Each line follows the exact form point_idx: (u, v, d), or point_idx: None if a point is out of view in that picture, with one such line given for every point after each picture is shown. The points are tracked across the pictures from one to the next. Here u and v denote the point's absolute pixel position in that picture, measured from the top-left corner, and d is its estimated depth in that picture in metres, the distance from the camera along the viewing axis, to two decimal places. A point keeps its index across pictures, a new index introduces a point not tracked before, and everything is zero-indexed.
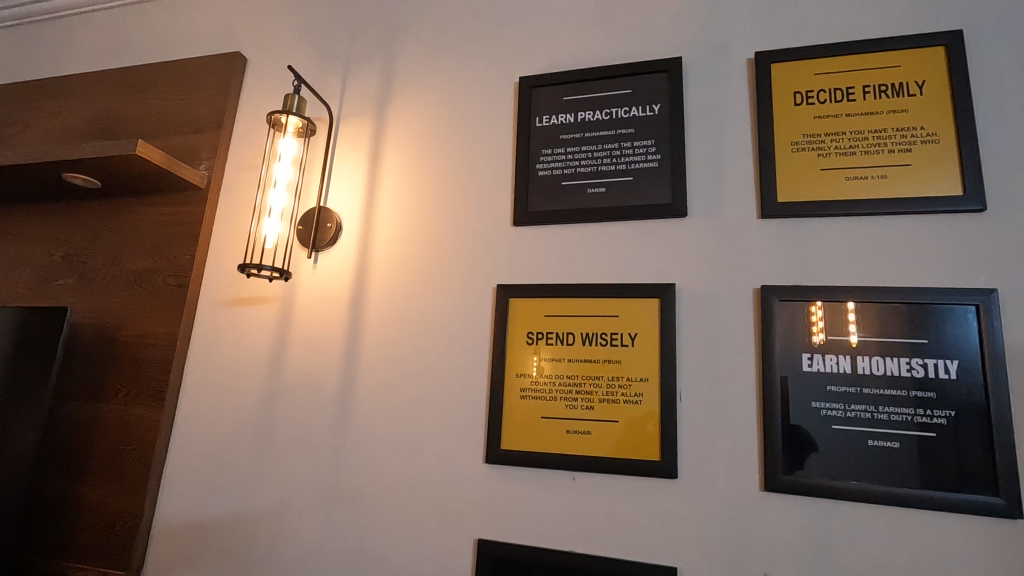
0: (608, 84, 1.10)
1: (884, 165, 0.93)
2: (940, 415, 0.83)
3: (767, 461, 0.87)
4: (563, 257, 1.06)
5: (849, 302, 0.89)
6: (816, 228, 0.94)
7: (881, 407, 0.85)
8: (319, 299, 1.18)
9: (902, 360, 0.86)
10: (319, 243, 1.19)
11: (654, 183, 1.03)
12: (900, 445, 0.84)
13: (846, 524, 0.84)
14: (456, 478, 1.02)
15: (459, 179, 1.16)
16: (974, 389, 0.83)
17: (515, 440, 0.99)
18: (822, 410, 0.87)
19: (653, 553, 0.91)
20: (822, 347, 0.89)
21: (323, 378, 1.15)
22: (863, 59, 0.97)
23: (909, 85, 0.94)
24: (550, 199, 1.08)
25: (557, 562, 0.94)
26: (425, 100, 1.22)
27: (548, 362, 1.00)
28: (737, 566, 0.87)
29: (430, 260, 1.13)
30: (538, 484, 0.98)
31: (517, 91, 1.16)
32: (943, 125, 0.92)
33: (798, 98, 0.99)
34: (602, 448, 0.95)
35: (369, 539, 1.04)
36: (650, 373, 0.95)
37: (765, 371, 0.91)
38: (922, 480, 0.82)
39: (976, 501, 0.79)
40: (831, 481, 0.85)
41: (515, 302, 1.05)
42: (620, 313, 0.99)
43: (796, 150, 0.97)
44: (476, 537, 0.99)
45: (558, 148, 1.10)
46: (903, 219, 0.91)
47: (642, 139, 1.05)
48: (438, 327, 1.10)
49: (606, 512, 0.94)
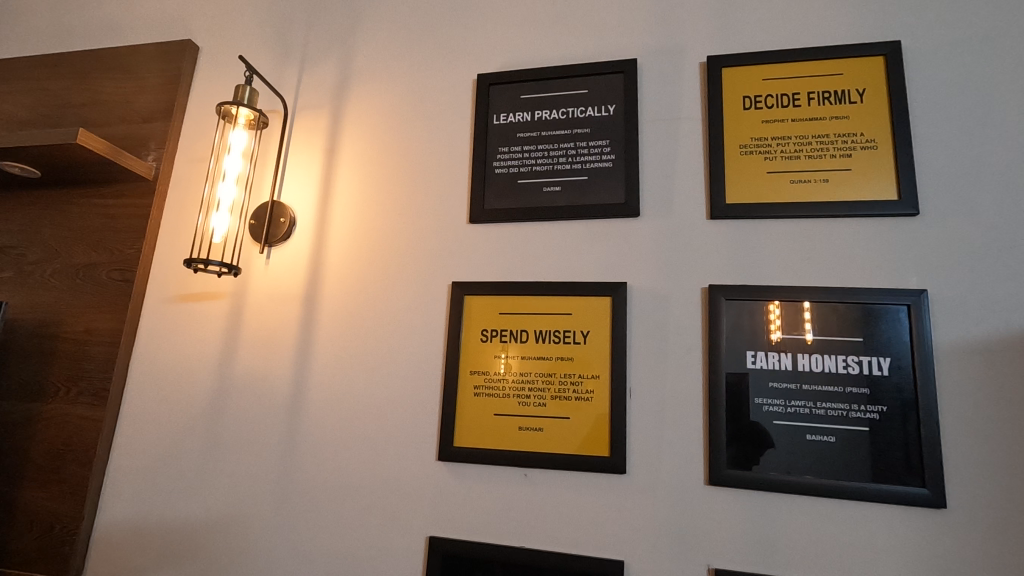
0: (565, 84, 1.11)
1: (826, 169, 0.96)
2: (873, 411, 0.87)
3: (710, 456, 0.90)
4: (518, 256, 1.06)
5: (804, 301, 0.92)
6: (762, 230, 0.97)
7: (818, 402, 0.88)
8: (272, 295, 1.16)
9: (839, 358, 0.89)
10: (272, 238, 1.17)
11: (609, 183, 1.04)
12: (836, 440, 0.87)
13: (785, 516, 0.87)
14: (408, 476, 1.02)
15: (416, 176, 1.15)
16: (905, 385, 0.87)
17: (467, 437, 1.00)
18: (764, 406, 0.90)
19: (600, 548, 0.92)
20: (776, 346, 0.92)
21: (275, 375, 1.13)
22: (808, 66, 1.01)
23: (851, 93, 0.98)
24: (507, 197, 1.08)
25: (508, 559, 0.94)
26: (382, 95, 1.21)
27: (501, 359, 1.01)
28: (681, 559, 0.89)
29: (386, 257, 1.12)
30: (490, 481, 0.99)
31: (474, 89, 1.16)
32: (881, 132, 0.96)
33: (747, 102, 1.01)
34: (553, 444, 0.96)
35: (319, 539, 1.03)
36: (602, 370, 0.97)
37: (711, 368, 0.93)
38: (854, 472, 0.85)
39: (904, 492, 0.83)
40: (771, 474, 0.88)
41: (470, 300, 1.05)
42: (573, 311, 1.00)
43: (744, 153, 1.00)
44: (427, 535, 0.99)
45: (515, 146, 1.10)
46: (844, 221, 0.94)
47: (597, 139, 1.06)
48: (393, 324, 1.09)
49: (555, 509, 0.95)
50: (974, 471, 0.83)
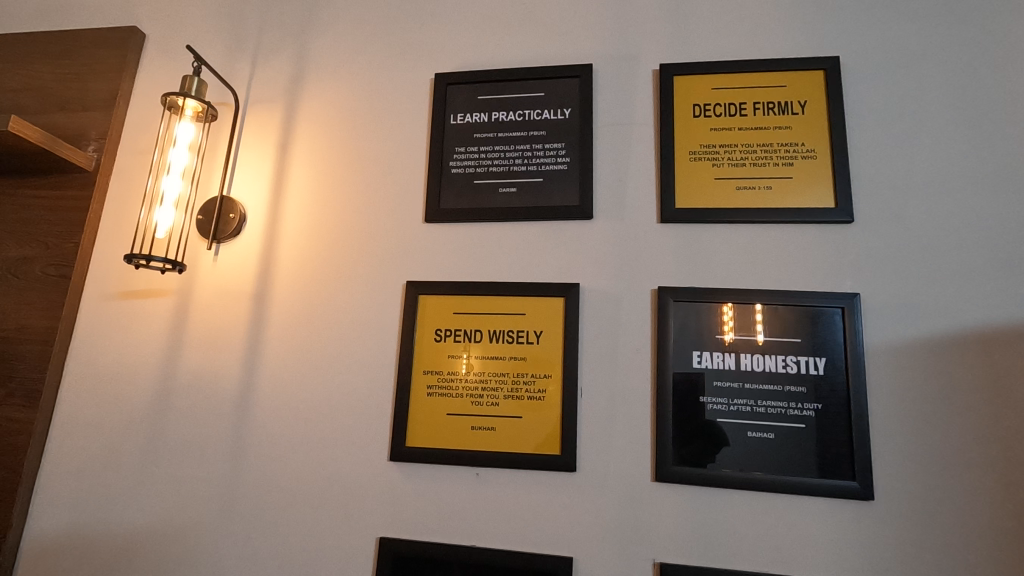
0: (522, 86, 1.12)
1: (769, 177, 1.00)
2: (808, 408, 0.91)
3: (657, 453, 0.92)
4: (473, 256, 1.06)
5: (757, 303, 0.95)
6: (710, 234, 1.00)
7: (759, 401, 0.92)
8: (220, 293, 1.13)
9: (779, 358, 0.93)
10: (220, 234, 1.14)
11: (563, 185, 1.05)
12: (775, 436, 0.91)
13: (726, 510, 0.90)
14: (359, 476, 1.01)
15: (371, 175, 1.14)
16: (838, 384, 0.91)
17: (420, 437, 0.99)
18: (708, 404, 0.93)
19: (550, 545, 0.93)
20: (730, 347, 0.95)
21: (221, 375, 1.10)
22: (754, 77, 1.05)
23: (793, 104, 1.02)
24: (462, 197, 1.09)
25: (458, 557, 0.94)
26: (338, 91, 1.19)
27: (455, 359, 1.01)
28: (628, 554, 0.91)
29: (340, 255, 1.11)
30: (442, 481, 0.99)
31: (432, 88, 1.16)
32: (820, 143, 1.00)
33: (696, 110, 1.05)
34: (506, 443, 0.97)
35: (266, 542, 1.01)
36: (554, 370, 0.98)
37: (659, 367, 0.96)
38: (791, 467, 0.89)
39: (836, 486, 0.87)
40: (715, 470, 0.91)
41: (424, 299, 1.05)
42: (527, 312, 1.01)
43: (693, 159, 1.03)
44: (377, 536, 0.98)
45: (471, 147, 1.10)
46: (785, 227, 0.98)
47: (553, 142, 1.07)
48: (345, 324, 1.08)
49: (507, 507, 0.96)
50: (899, 464, 0.88)
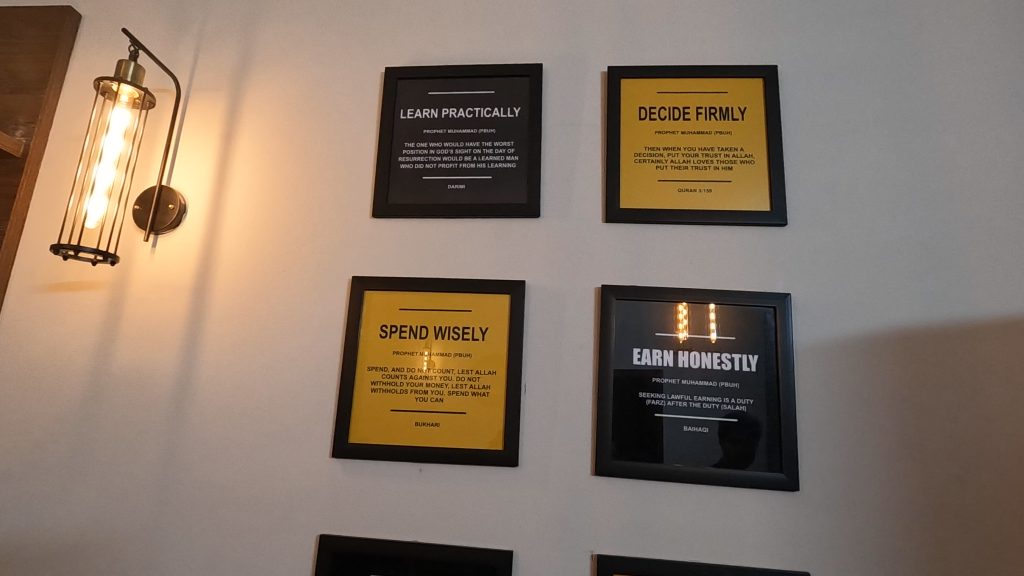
0: (472, 84, 1.12)
1: (709, 180, 1.03)
2: (741, 404, 0.94)
3: (597, 448, 0.94)
4: (421, 252, 1.06)
5: (710, 303, 0.98)
6: (653, 234, 1.03)
7: (695, 396, 0.95)
8: (157, 285, 1.10)
9: (714, 355, 0.96)
10: (158, 226, 1.10)
11: (511, 184, 1.06)
12: (709, 430, 0.94)
13: (662, 503, 0.93)
14: (300, 473, 0.99)
15: (318, 169, 1.12)
16: (769, 380, 0.95)
17: (363, 433, 0.99)
18: (647, 399, 0.96)
19: (490, 539, 0.94)
20: (685, 345, 0.97)
21: (157, 371, 1.06)
22: (697, 83, 1.08)
23: (734, 110, 1.06)
24: (411, 192, 1.08)
25: (400, 553, 0.95)
26: (285, 82, 1.17)
27: (400, 355, 1.01)
28: (567, 547, 0.93)
29: (284, 249, 1.09)
30: (384, 476, 0.98)
31: (382, 81, 1.15)
32: (758, 148, 1.04)
33: (642, 113, 1.07)
34: (449, 439, 0.97)
35: (201, 542, 0.98)
36: (499, 366, 0.99)
37: (600, 364, 0.98)
38: (723, 461, 0.93)
39: (764, 478, 0.91)
40: (652, 463, 0.93)
41: (370, 295, 1.04)
42: (472, 308, 1.02)
43: (638, 161, 1.05)
44: (319, 533, 0.97)
45: (421, 142, 1.10)
46: (724, 229, 1.02)
47: (502, 140, 1.08)
48: (289, 319, 1.06)
49: (450, 503, 0.96)
50: (824, 456, 0.93)
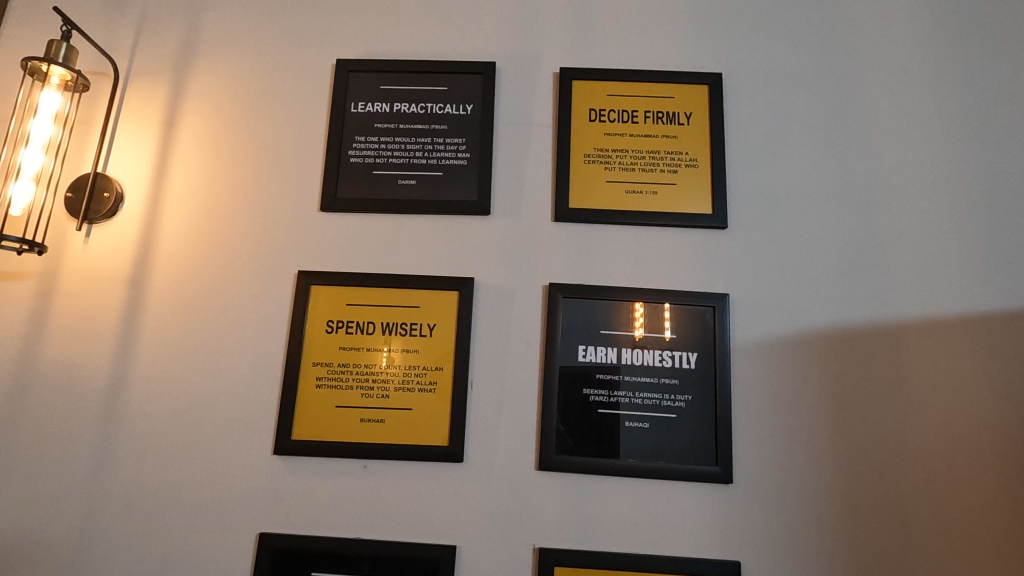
0: (425, 79, 1.11)
1: (656, 183, 1.06)
2: (680, 400, 0.98)
3: (542, 443, 0.96)
4: (369, 247, 1.05)
5: (666, 303, 1.01)
6: (601, 233, 1.05)
7: (637, 393, 0.98)
8: (90, 276, 1.05)
9: (656, 353, 0.99)
10: (92, 214, 1.06)
11: (462, 181, 1.07)
12: (649, 426, 0.97)
13: (603, 496, 0.95)
14: (240, 471, 0.97)
15: (264, 160, 1.10)
16: (708, 377, 0.98)
17: (306, 430, 0.97)
18: (590, 396, 0.98)
19: (433, 535, 0.95)
20: (640, 343, 1.00)
21: (90, 366, 1.02)
22: (646, 87, 1.10)
23: (680, 115, 1.09)
24: (360, 187, 1.07)
25: (341, 550, 0.94)
26: (231, 69, 1.14)
27: (346, 350, 1.00)
28: (509, 541, 0.94)
29: (227, 241, 1.06)
30: (327, 473, 0.97)
31: (333, 72, 1.13)
32: (703, 153, 1.07)
33: (593, 115, 1.09)
34: (395, 435, 0.97)
35: (133, 542, 0.95)
36: (446, 362, 0.99)
37: (546, 361, 0.99)
38: (662, 454, 0.96)
39: (700, 471, 0.95)
40: (595, 458, 0.96)
41: (316, 289, 1.03)
42: (420, 304, 1.02)
43: (587, 162, 1.07)
44: (259, 531, 0.95)
45: (371, 136, 1.09)
46: (669, 230, 1.05)
47: (454, 136, 1.08)
48: (231, 313, 1.03)
49: (393, 499, 0.96)
50: (757, 449, 0.97)
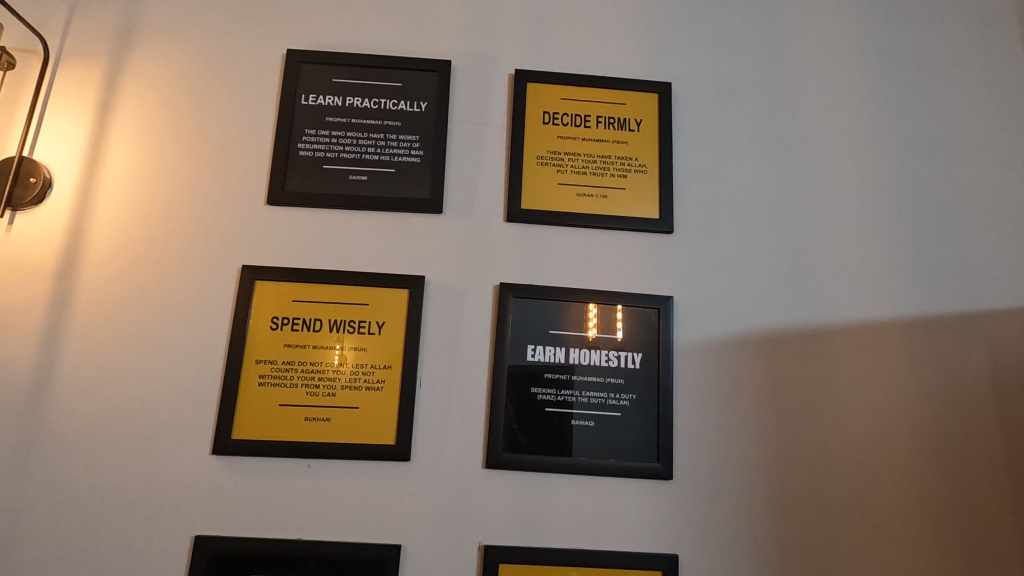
0: (379, 74, 1.10)
1: (606, 187, 1.08)
2: (624, 399, 1.00)
3: (489, 442, 0.97)
4: (318, 243, 1.03)
5: (618, 305, 1.04)
6: (553, 235, 1.06)
7: (583, 392, 1.00)
8: (13, 266, 0.99)
9: (603, 353, 1.02)
10: (17, 200, 1.00)
11: (414, 178, 1.06)
12: (594, 424, 0.99)
13: (548, 493, 0.97)
14: (175, 471, 0.94)
15: (208, 150, 1.06)
16: (652, 377, 1.02)
17: (247, 430, 0.95)
18: (538, 394, 0.99)
19: (377, 535, 0.94)
20: (592, 343, 1.02)
21: (11, 361, 0.96)
22: (598, 93, 1.13)
23: (631, 122, 1.12)
24: (309, 181, 1.05)
25: (282, 551, 0.92)
26: (173, 54, 1.10)
27: (292, 348, 0.98)
28: (454, 539, 0.94)
29: (166, 234, 1.02)
30: (269, 473, 0.95)
31: (283, 63, 1.10)
32: (652, 159, 1.10)
33: (546, 118, 1.11)
34: (340, 434, 0.95)
35: (55, 548, 0.90)
36: (394, 361, 0.99)
37: (495, 360, 1.00)
38: (606, 452, 0.98)
39: (642, 468, 0.98)
40: (541, 456, 0.97)
41: (261, 285, 1.00)
42: (369, 302, 1.00)
43: (540, 164, 1.08)
44: (194, 534, 0.92)
45: (322, 130, 1.07)
46: (618, 234, 1.07)
47: (407, 134, 1.08)
48: (168, 308, 0.99)
49: (337, 499, 0.95)
50: (696, 446, 1.00)
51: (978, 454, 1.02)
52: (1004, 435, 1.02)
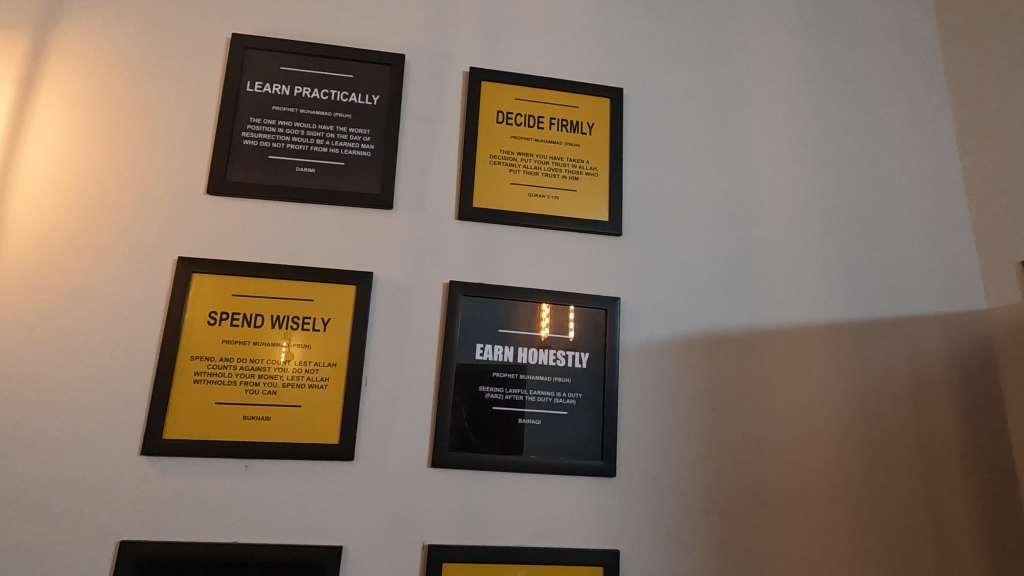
0: (329, 64, 1.08)
1: (558, 188, 1.09)
2: (571, 397, 1.02)
3: (435, 440, 0.96)
4: (261, 235, 1.00)
5: (570, 306, 1.05)
6: (504, 234, 1.07)
7: (531, 391, 1.01)
8: None
9: (551, 352, 1.03)
10: None
11: (364, 172, 1.04)
12: (541, 422, 1.00)
13: (494, 492, 0.97)
14: (99, 472, 0.89)
15: (143, 134, 1.01)
16: (598, 376, 1.03)
17: (180, 429, 0.91)
18: (486, 393, 0.99)
19: (317, 536, 0.92)
20: (545, 343, 1.03)
21: None
22: (552, 95, 1.14)
23: (583, 125, 1.14)
24: (253, 171, 1.01)
25: (215, 555, 0.88)
26: (108, 32, 1.04)
27: (230, 344, 0.94)
28: (398, 538, 0.93)
29: (94, 221, 0.96)
30: (203, 474, 0.91)
31: (228, 47, 1.06)
32: (603, 162, 1.12)
33: (500, 117, 1.11)
34: (281, 433, 0.93)
35: None
36: (339, 358, 0.96)
37: (443, 358, 0.99)
38: (552, 450, 0.99)
39: (587, 465, 0.99)
40: (487, 455, 0.97)
41: (199, 278, 0.96)
42: (314, 298, 0.98)
43: (493, 163, 1.08)
44: (120, 539, 0.87)
45: (268, 119, 1.03)
46: (569, 235, 1.09)
47: (358, 127, 1.05)
48: (95, 300, 0.94)
49: (276, 500, 0.92)
50: (639, 444, 1.03)
51: (896, 450, 1.09)
52: (919, 431, 1.10)
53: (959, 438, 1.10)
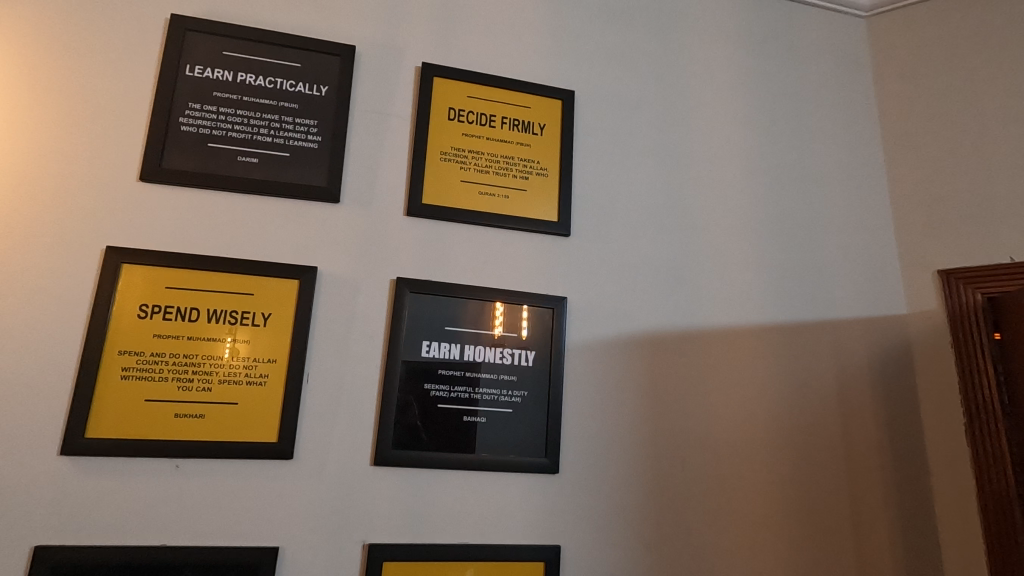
0: (275, 52, 1.04)
1: (508, 187, 1.10)
2: (516, 395, 1.03)
3: (378, 438, 0.95)
4: (198, 226, 0.96)
5: (523, 305, 1.06)
6: (453, 232, 1.07)
7: (477, 388, 1.01)
8: None
9: (498, 350, 1.03)
10: None
11: (310, 164, 1.02)
12: (486, 420, 1.00)
13: (437, 489, 0.97)
14: (11, 473, 0.83)
15: (71, 116, 0.95)
16: (544, 375, 1.05)
17: (105, 428, 0.86)
18: (431, 391, 0.99)
19: (252, 537, 0.89)
20: (499, 341, 1.04)
21: None
22: (504, 94, 1.14)
23: (535, 126, 1.15)
24: (191, 158, 0.97)
25: (141, 559, 0.84)
26: (34, 8, 0.98)
27: (162, 339, 0.90)
28: (337, 538, 0.92)
29: (12, 205, 0.90)
30: (130, 475, 0.87)
31: (167, 29, 1.02)
32: (553, 163, 1.14)
33: (452, 114, 1.10)
34: (216, 431, 0.89)
35: None
36: (279, 354, 0.94)
37: (388, 356, 0.98)
38: (496, 447, 1.00)
39: (530, 463, 1.00)
40: (431, 452, 0.97)
41: (129, 269, 0.91)
42: (254, 292, 0.95)
43: (444, 160, 1.08)
44: (34, 544, 0.82)
45: (208, 105, 0.99)
46: (518, 234, 1.10)
47: (304, 117, 1.03)
48: (11, 290, 0.88)
49: (209, 501, 0.88)
50: (581, 440, 1.05)
51: (822, 444, 1.15)
52: (844, 426, 1.17)
53: (878, 433, 1.17)
